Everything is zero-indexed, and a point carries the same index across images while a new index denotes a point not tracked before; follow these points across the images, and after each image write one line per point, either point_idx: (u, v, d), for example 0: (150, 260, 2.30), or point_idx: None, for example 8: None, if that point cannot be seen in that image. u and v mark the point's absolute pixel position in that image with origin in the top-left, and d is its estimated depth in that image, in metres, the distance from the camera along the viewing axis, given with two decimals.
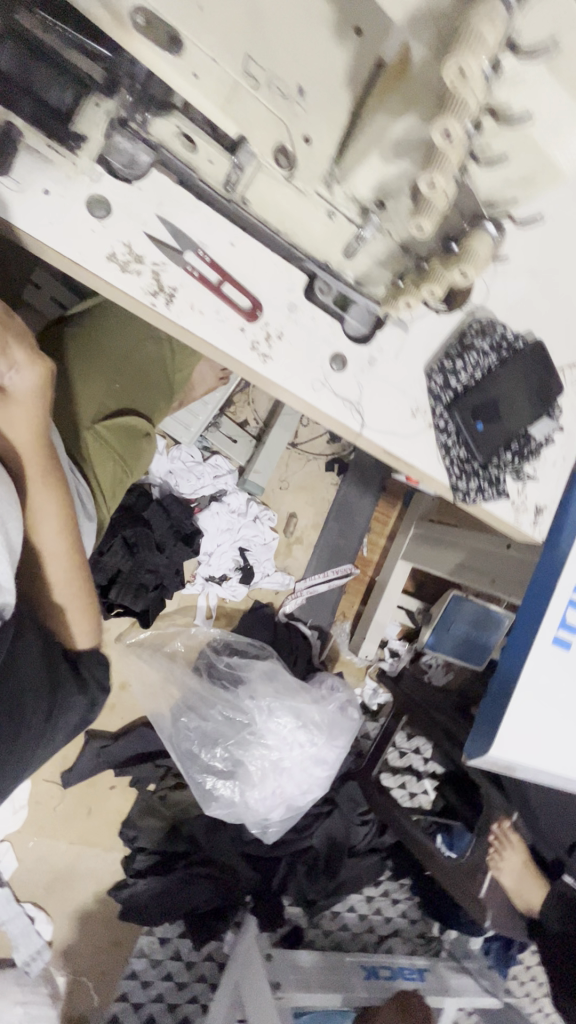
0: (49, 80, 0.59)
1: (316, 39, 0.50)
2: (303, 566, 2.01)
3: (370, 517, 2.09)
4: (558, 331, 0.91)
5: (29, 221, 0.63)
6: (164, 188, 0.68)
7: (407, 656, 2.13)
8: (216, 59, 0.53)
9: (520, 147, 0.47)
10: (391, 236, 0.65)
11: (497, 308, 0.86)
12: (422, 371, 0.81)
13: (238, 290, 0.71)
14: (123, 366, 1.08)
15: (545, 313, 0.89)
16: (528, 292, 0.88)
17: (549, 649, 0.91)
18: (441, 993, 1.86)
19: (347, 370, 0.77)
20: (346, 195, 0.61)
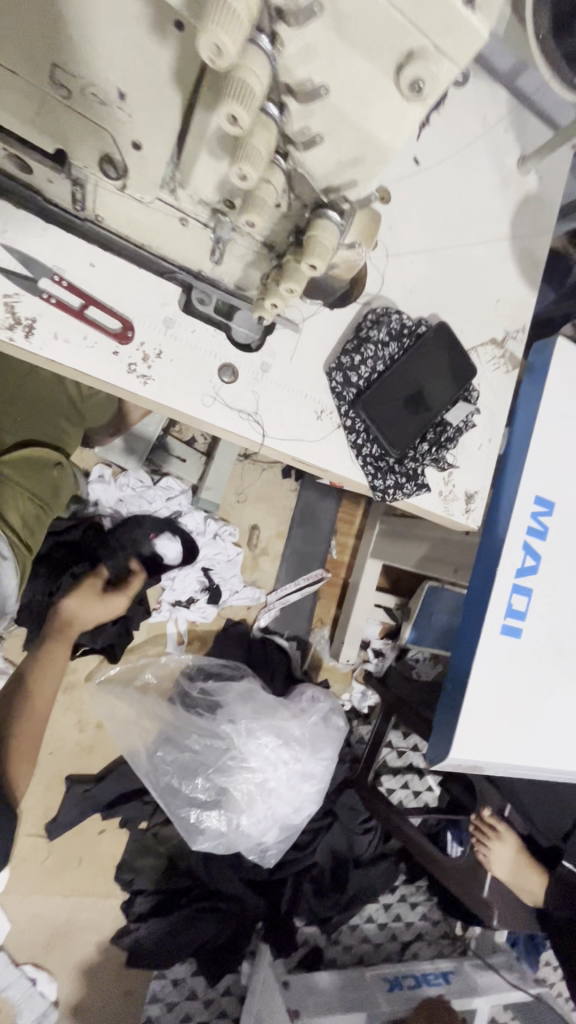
0: None
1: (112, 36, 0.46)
2: (272, 576, 1.96)
3: (335, 517, 2.04)
4: (463, 311, 0.88)
5: None
6: (9, 214, 0.64)
7: (392, 654, 2.05)
8: (16, 71, 0.49)
9: (333, 122, 0.43)
10: (250, 236, 0.61)
11: (393, 295, 0.83)
12: (321, 370, 0.78)
13: (105, 311, 0.67)
14: (34, 408, 1.12)
15: (445, 295, 0.87)
16: (425, 276, 0.85)
17: (498, 639, 0.87)
18: (469, 995, 1.74)
19: (239, 380, 0.73)
20: (192, 198, 0.58)
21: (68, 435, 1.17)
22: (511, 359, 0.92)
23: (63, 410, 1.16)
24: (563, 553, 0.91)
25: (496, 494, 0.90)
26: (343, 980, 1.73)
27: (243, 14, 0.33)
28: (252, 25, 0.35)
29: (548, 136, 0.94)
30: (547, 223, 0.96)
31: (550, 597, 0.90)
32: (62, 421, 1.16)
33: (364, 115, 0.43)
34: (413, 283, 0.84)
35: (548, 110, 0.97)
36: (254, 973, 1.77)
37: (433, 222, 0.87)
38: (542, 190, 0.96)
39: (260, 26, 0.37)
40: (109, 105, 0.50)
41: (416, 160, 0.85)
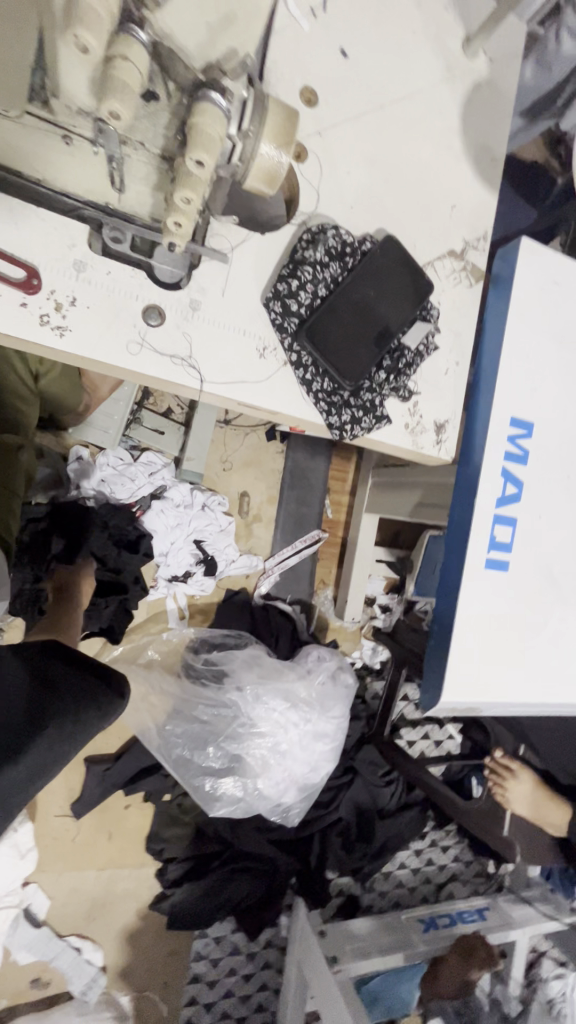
0: None
1: None
2: (268, 542, 1.92)
3: (327, 476, 1.98)
4: (413, 223, 0.80)
5: None
6: None
7: (399, 608, 2.01)
8: None
9: None
10: (144, 149, 0.55)
11: (331, 211, 0.75)
12: (259, 302, 0.71)
13: (6, 260, 0.61)
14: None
15: (393, 205, 0.79)
16: (369, 184, 0.77)
17: (483, 574, 0.82)
18: (506, 927, 1.69)
19: (166, 323, 0.67)
20: (69, 109, 0.52)
21: (27, 413, 1.10)
22: (472, 270, 0.84)
23: (17, 391, 1.08)
24: (547, 479, 0.85)
25: (468, 422, 0.83)
26: (382, 922, 1.70)
27: None
28: None
29: (494, 7, 0.83)
30: (503, 113, 0.86)
31: (536, 527, 0.84)
32: (20, 400, 1.09)
33: None
34: (353, 195, 0.76)
35: None
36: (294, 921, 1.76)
37: (371, 121, 0.78)
38: (494, 74, 0.85)
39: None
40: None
41: (343, 52, 0.76)
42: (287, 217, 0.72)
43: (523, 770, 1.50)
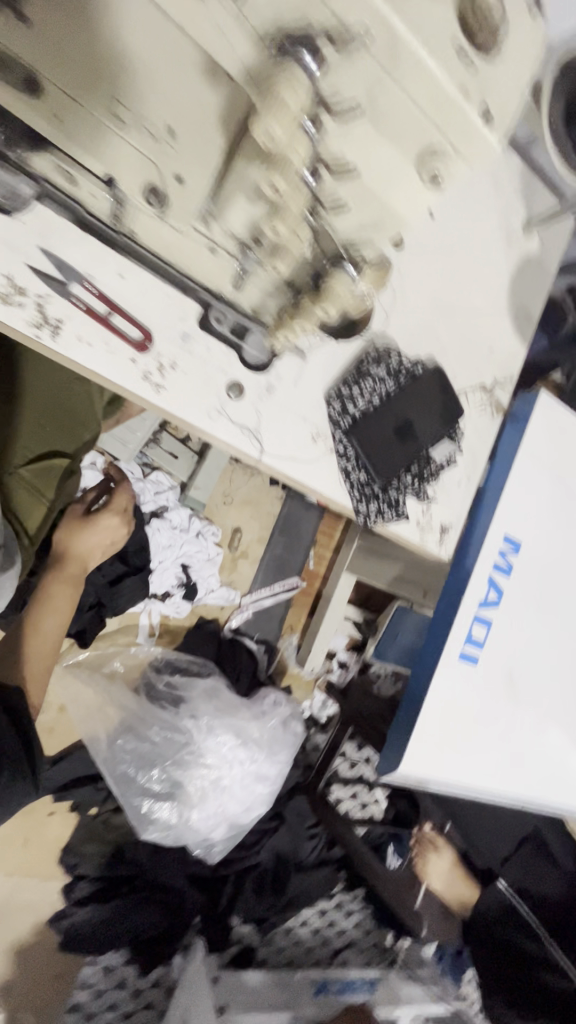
0: None
1: (188, 89, 0.53)
2: (248, 579, 2.00)
3: (316, 530, 2.09)
4: (456, 356, 0.95)
5: None
6: (48, 221, 0.69)
7: (355, 668, 2.11)
8: (79, 101, 0.54)
9: (359, 198, 0.50)
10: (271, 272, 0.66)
11: (396, 336, 0.88)
12: (321, 397, 0.83)
13: (128, 321, 0.72)
14: (58, 416, 1.21)
15: (444, 339, 0.94)
16: (430, 319, 0.92)
17: (455, 665, 0.93)
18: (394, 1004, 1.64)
19: (242, 397, 0.78)
20: (224, 231, 0.63)
21: (81, 440, 1.25)
22: (496, 405, 0.98)
23: (79, 419, 1.24)
24: (524, 595, 0.98)
25: (467, 532, 0.96)
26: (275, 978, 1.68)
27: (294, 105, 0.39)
28: (303, 114, 0.41)
29: (552, 205, 1.02)
30: (543, 284, 1.04)
31: (507, 634, 0.97)
32: (77, 428, 1.24)
33: (387, 192, 0.50)
34: (414, 326, 0.90)
35: (555, 180, 1.05)
36: (185, 967, 1.67)
37: (440, 270, 0.93)
38: (541, 252, 1.04)
39: (309, 112, 0.41)
40: (158, 138, 0.56)
41: (430, 211, 0.91)
42: (359, 333, 0.85)
43: (446, 847, 1.63)
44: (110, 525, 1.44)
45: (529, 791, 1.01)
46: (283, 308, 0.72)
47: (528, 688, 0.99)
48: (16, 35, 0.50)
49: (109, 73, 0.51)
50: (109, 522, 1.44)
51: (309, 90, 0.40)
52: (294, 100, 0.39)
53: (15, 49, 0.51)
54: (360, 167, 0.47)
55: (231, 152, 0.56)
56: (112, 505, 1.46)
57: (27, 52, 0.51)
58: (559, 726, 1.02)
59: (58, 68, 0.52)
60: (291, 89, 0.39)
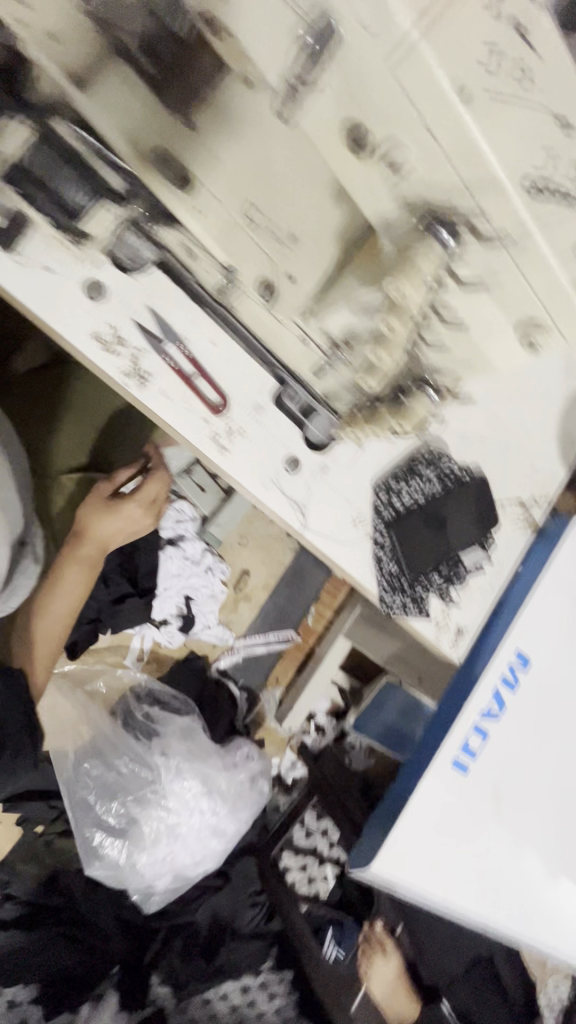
0: (62, 175, 0.60)
1: (317, 205, 0.61)
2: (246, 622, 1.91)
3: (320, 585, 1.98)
4: (503, 467, 0.97)
5: (27, 294, 0.68)
6: (159, 284, 0.73)
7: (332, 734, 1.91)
8: (221, 200, 0.60)
9: (456, 342, 0.70)
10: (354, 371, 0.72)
11: (450, 442, 0.92)
12: (369, 485, 0.87)
13: (209, 385, 0.76)
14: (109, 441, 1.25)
15: (496, 451, 0.96)
16: (487, 431, 0.95)
17: (447, 772, 0.93)
18: None
19: (295, 472, 0.82)
20: (320, 328, 0.69)
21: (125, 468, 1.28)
22: (532, 524, 1.00)
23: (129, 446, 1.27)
24: (525, 714, 0.98)
25: (481, 639, 0.98)
26: None
27: (425, 269, 0.56)
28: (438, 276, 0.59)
29: None
30: None
31: (502, 750, 0.97)
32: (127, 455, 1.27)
33: (480, 340, 0.70)
34: (470, 434, 0.94)
35: None
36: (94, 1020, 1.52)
37: (506, 384, 0.96)
38: None
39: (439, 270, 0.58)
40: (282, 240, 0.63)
41: None
42: (417, 433, 0.89)
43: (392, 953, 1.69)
44: (139, 515, 1.09)
45: (495, 916, 0.98)
46: (358, 406, 0.77)
47: (514, 809, 0.98)
48: (183, 139, 0.56)
49: (254, 184, 0.59)
50: (139, 513, 1.09)
51: (443, 257, 0.57)
52: (428, 266, 0.56)
53: (178, 151, 0.57)
54: (465, 323, 0.67)
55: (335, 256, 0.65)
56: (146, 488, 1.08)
57: (188, 156, 0.57)
58: (537, 855, 1.00)
59: (211, 171, 0.58)
60: (427, 260, 0.56)
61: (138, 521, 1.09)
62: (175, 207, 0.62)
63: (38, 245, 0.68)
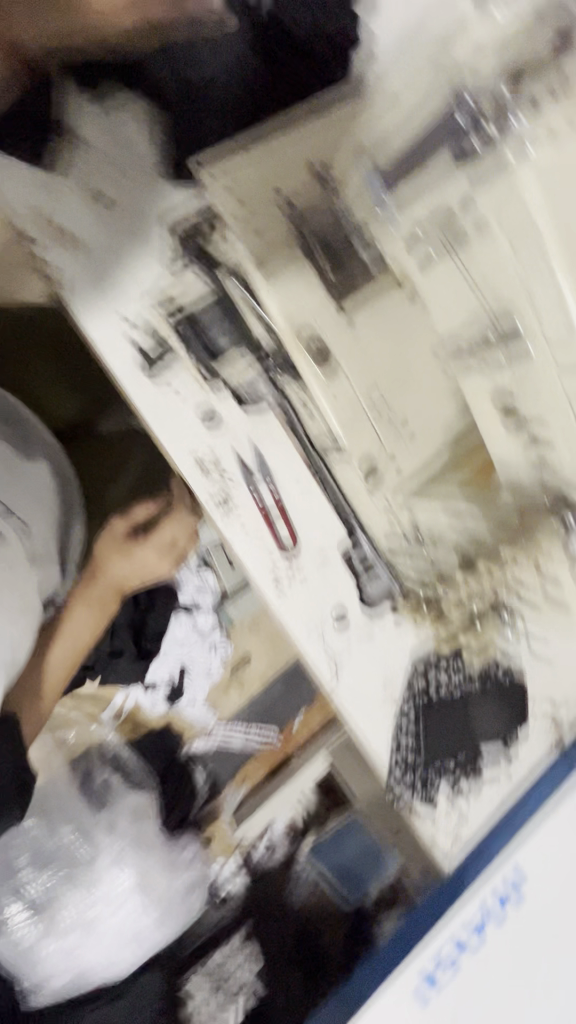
0: (216, 328, 0.68)
1: (441, 405, 0.69)
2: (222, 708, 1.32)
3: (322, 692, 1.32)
4: (557, 662, 0.87)
5: (151, 412, 0.71)
6: (267, 423, 0.72)
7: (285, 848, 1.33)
8: (351, 382, 0.64)
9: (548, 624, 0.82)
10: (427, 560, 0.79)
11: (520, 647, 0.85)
12: (409, 659, 0.84)
13: (285, 525, 0.77)
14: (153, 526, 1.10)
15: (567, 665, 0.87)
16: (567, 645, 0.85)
17: (404, 1000, 0.83)
18: None
19: (342, 629, 0.81)
20: (411, 514, 0.74)
21: None
22: (560, 740, 0.93)
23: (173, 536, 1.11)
24: (507, 955, 0.86)
25: (478, 846, 0.91)
26: None
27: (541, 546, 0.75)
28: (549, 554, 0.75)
29: None
30: None
31: (475, 996, 0.85)
32: None
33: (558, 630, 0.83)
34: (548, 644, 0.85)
35: None
36: None
37: None
38: None
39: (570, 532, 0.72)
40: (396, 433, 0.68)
41: None
42: (481, 626, 0.83)
43: None
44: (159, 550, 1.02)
45: None
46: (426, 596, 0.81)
47: None
48: (336, 323, 0.62)
49: (386, 379, 0.65)
50: (154, 551, 1.02)
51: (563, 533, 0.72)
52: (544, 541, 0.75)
53: (327, 330, 0.62)
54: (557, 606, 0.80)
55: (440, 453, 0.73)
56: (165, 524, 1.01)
57: (335, 338, 0.62)
58: None
59: (351, 355, 0.63)
60: (548, 534, 0.74)
61: (156, 563, 1.01)
62: (309, 379, 0.64)
63: (175, 370, 0.70)
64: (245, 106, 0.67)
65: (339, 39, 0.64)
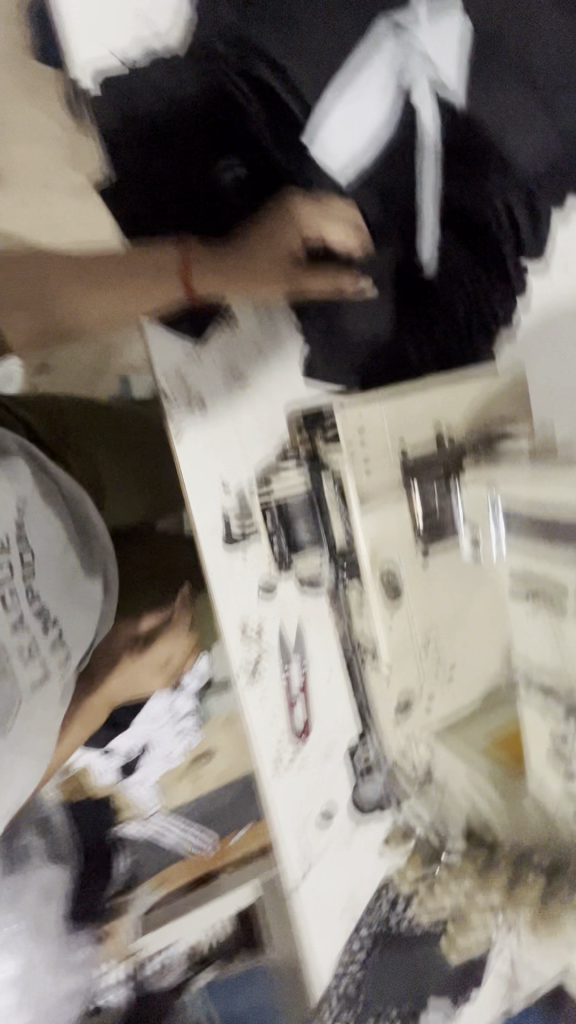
0: (301, 520, 0.71)
1: (490, 665, 0.76)
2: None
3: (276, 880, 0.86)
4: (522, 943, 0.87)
5: (215, 570, 0.72)
6: (320, 611, 0.75)
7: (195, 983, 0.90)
8: (412, 624, 0.73)
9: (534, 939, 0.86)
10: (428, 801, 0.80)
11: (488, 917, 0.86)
12: (376, 884, 0.84)
13: (303, 708, 0.78)
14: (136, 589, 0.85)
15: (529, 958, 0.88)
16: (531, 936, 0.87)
17: None
18: None
19: (324, 826, 0.82)
20: (427, 750, 0.78)
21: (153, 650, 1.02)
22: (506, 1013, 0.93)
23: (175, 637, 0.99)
24: None
25: None
26: None
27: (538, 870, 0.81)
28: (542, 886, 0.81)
29: None
30: None
31: None
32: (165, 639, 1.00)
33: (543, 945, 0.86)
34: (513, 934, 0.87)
35: None
36: None
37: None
38: None
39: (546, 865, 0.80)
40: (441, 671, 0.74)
41: None
42: (456, 876, 0.83)
43: None
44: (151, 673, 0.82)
45: None
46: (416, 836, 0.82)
47: None
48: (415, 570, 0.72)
49: (446, 631, 0.74)
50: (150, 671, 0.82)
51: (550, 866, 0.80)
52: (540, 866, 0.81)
53: (404, 578, 0.72)
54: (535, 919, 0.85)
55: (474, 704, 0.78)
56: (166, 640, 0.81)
57: (411, 583, 0.72)
58: None
59: (419, 602, 0.73)
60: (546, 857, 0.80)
61: (149, 685, 0.82)
62: (374, 612, 0.72)
63: (251, 543, 0.72)
64: (393, 342, 0.69)
65: (495, 310, 0.68)
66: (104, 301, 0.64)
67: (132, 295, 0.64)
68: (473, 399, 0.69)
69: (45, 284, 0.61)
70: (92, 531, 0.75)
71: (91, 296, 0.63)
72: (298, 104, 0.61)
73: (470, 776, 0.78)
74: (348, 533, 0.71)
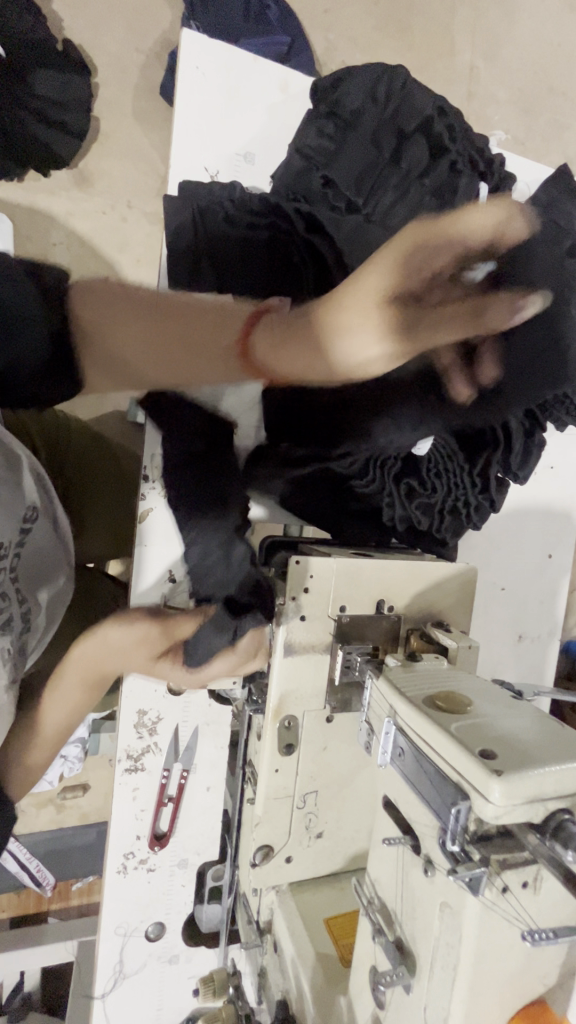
0: None
1: (357, 835, 0.69)
2: (21, 823, 1.19)
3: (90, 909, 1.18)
4: None
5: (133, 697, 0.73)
6: (220, 719, 0.77)
7: None
8: (298, 772, 0.65)
9: None
10: (258, 953, 0.71)
11: None
12: (183, 1008, 0.80)
13: (170, 816, 0.76)
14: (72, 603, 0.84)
15: None
16: None
17: None
18: None
19: (151, 943, 0.78)
20: (268, 909, 0.68)
21: None
22: None
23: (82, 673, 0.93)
24: None
25: None
26: None
27: None
28: None
29: None
30: None
31: None
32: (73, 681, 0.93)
33: None
34: None
35: None
36: None
37: None
38: None
39: None
40: (308, 827, 0.66)
41: None
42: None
43: None
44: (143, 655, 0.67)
45: None
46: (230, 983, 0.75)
47: None
48: (317, 718, 0.65)
49: (328, 790, 0.66)
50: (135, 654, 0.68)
51: None
52: None
53: (304, 724, 0.64)
54: None
55: (335, 873, 0.69)
56: (148, 621, 0.69)
57: (309, 733, 0.65)
58: None
59: (315, 752, 0.65)
60: None
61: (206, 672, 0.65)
62: (264, 755, 0.64)
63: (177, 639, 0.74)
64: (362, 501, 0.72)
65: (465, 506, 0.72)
66: (162, 335, 0.48)
67: (186, 347, 0.49)
68: (428, 574, 0.65)
69: (115, 306, 0.47)
70: (62, 567, 0.71)
71: (146, 336, 0.47)
72: (329, 245, 0.62)
73: (295, 951, 0.62)
74: (265, 666, 0.67)
